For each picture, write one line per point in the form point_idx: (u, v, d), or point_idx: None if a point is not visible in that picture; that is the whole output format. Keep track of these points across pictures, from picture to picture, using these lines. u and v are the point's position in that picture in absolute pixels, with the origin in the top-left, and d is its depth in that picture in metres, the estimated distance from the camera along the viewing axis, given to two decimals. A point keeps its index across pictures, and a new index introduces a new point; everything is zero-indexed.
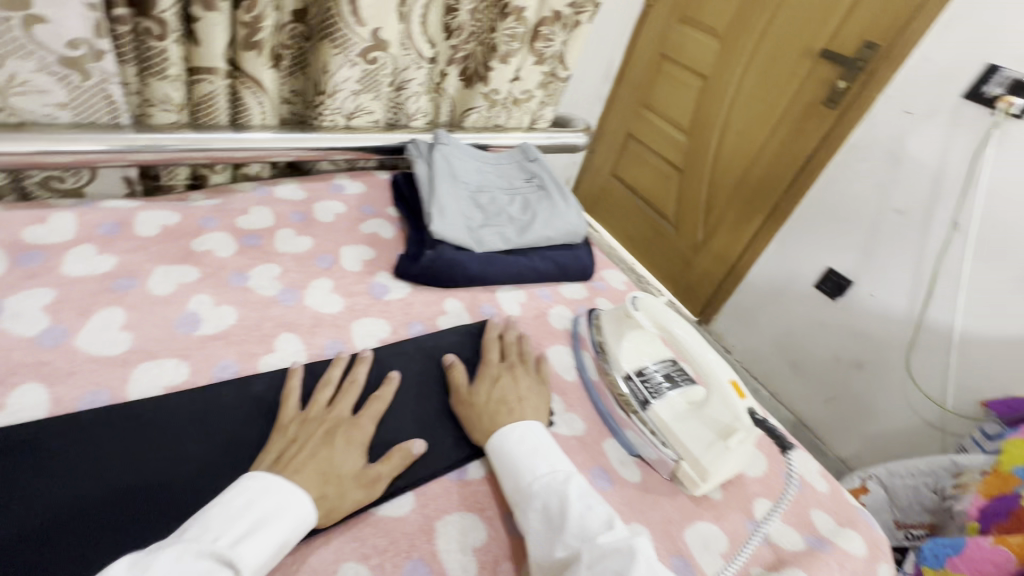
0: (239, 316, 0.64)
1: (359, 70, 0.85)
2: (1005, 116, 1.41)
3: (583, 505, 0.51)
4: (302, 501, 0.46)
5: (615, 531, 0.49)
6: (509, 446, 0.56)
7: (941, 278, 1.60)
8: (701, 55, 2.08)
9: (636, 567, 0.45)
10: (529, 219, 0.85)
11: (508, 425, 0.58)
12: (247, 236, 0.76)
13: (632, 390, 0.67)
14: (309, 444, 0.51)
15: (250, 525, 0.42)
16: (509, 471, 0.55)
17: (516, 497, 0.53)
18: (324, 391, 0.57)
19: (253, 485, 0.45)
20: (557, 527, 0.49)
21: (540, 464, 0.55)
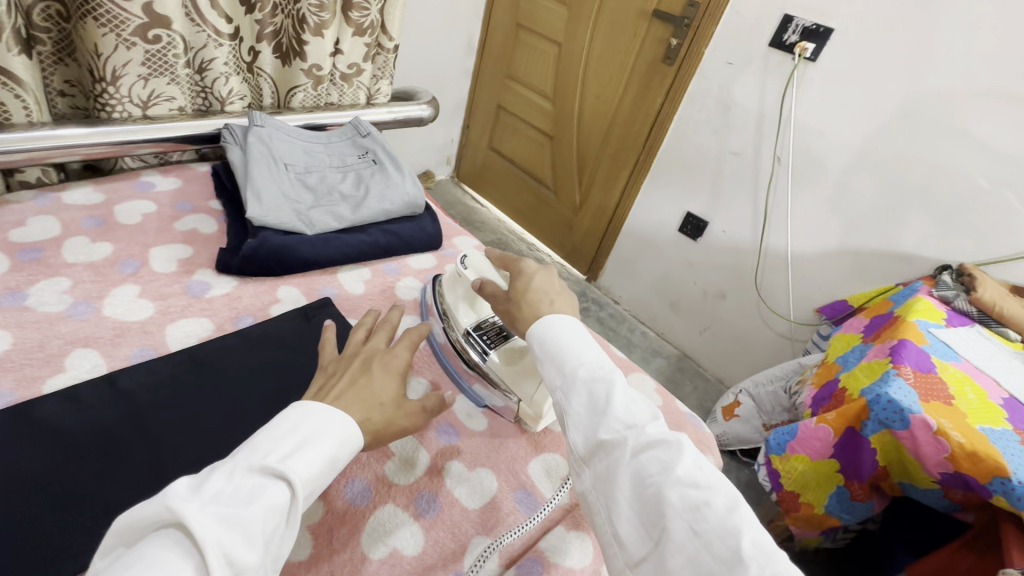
0: (14, 339, 0.56)
1: (141, 52, 0.77)
2: (803, 60, 1.62)
3: (629, 395, 0.45)
4: (347, 423, 0.44)
5: (660, 422, 0.44)
6: (549, 333, 0.51)
7: (773, 208, 1.82)
8: (551, 21, 2.13)
9: (684, 459, 0.41)
10: (363, 195, 0.83)
11: (548, 315, 0.53)
12: (23, 250, 0.66)
13: (473, 344, 0.68)
14: (347, 375, 0.50)
15: (297, 444, 0.40)
16: (553, 355, 0.49)
17: (558, 380, 0.47)
18: (359, 334, 0.57)
19: (302, 408, 0.43)
20: (602, 410, 0.44)
21: (587, 352, 0.48)
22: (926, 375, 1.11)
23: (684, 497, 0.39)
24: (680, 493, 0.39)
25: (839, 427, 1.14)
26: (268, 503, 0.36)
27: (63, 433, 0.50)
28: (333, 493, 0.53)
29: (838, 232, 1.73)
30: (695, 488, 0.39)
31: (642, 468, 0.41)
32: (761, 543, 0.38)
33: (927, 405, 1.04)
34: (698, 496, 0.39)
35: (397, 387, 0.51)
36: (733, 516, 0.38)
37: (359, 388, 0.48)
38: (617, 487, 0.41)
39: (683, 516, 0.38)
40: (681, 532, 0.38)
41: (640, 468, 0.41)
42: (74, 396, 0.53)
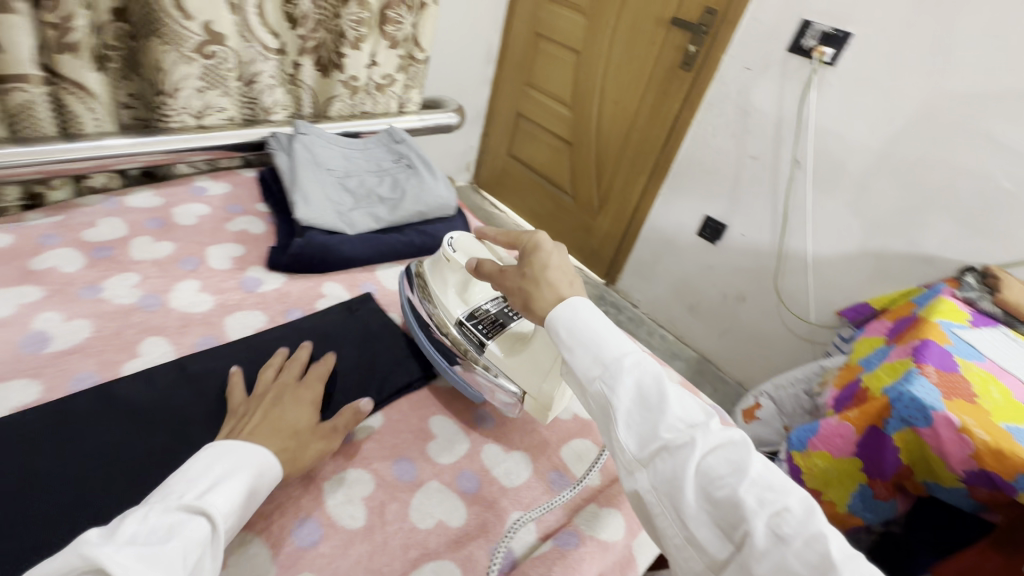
0: (94, 328, 0.62)
1: (199, 67, 0.83)
2: (822, 64, 1.64)
3: (680, 392, 0.46)
4: (260, 455, 0.48)
5: (719, 421, 0.44)
6: (588, 328, 0.50)
7: (793, 211, 1.84)
8: (570, 30, 2.18)
9: (754, 460, 0.41)
10: (399, 197, 0.89)
11: (575, 300, 0.53)
12: (96, 249, 0.72)
13: (467, 334, 0.67)
14: (256, 416, 0.53)
15: (213, 481, 0.44)
16: (592, 350, 0.49)
17: (598, 371, 0.47)
18: (267, 373, 0.60)
19: (215, 449, 0.46)
20: (658, 408, 0.44)
21: (627, 346, 0.49)
22: (950, 374, 1.12)
23: (762, 500, 0.39)
24: (757, 495, 0.39)
25: (861, 424, 1.17)
26: (188, 536, 0.39)
27: (137, 413, 0.56)
28: (382, 471, 0.57)
29: (858, 234, 1.73)
30: (771, 491, 0.40)
31: (711, 469, 0.41)
32: (844, 546, 0.38)
33: (949, 403, 1.05)
34: (775, 499, 0.39)
35: (310, 414, 0.56)
36: (814, 519, 0.39)
37: (270, 419, 0.53)
38: (685, 487, 0.41)
39: (763, 518, 0.38)
40: (764, 536, 0.38)
41: (709, 470, 0.41)
42: (149, 379, 0.59)
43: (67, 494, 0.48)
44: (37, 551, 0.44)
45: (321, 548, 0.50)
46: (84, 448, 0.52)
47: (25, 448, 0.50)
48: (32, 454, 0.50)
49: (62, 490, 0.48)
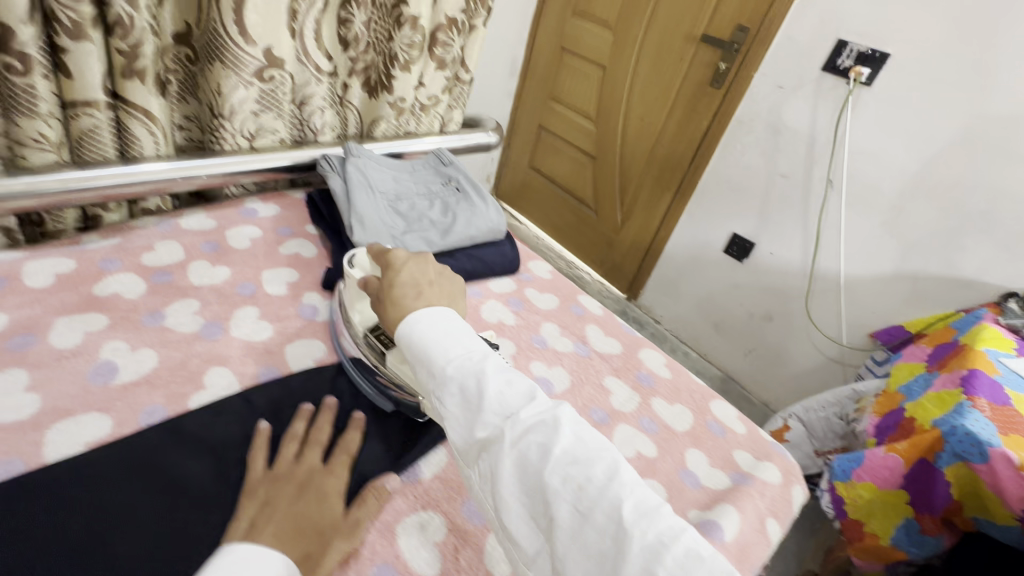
0: (160, 357, 0.61)
1: (256, 90, 0.83)
2: (858, 84, 1.62)
3: (501, 381, 0.47)
4: (283, 567, 0.43)
5: (536, 402, 0.46)
6: (419, 334, 0.51)
7: (825, 231, 1.81)
8: (597, 45, 2.18)
9: (561, 438, 0.43)
10: (451, 221, 0.88)
11: (418, 313, 0.54)
12: (155, 273, 0.72)
13: (371, 345, 0.65)
14: (284, 502, 0.49)
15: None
16: (422, 358, 0.50)
17: (430, 383, 0.49)
18: (290, 446, 0.55)
19: (235, 562, 0.42)
20: (476, 406, 0.45)
21: (454, 348, 0.50)
22: (1003, 407, 1.10)
23: (566, 479, 0.41)
24: (561, 474, 0.41)
25: (910, 457, 1.13)
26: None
27: (210, 447, 0.55)
28: (451, 513, 0.56)
29: (893, 256, 1.70)
30: (576, 464, 0.42)
31: (523, 456, 0.43)
32: (639, 503, 0.41)
33: (1006, 438, 1.02)
34: (577, 472, 0.42)
35: (337, 506, 0.51)
36: (613, 484, 0.41)
37: (295, 512, 0.48)
38: (504, 481, 0.42)
39: (566, 497, 0.41)
40: (566, 514, 0.40)
41: (523, 456, 0.43)
42: (218, 413, 0.58)
43: (147, 533, 0.47)
44: None
45: None
46: (160, 484, 0.51)
47: (102, 484, 0.49)
48: (110, 490, 0.49)
49: (142, 527, 0.48)
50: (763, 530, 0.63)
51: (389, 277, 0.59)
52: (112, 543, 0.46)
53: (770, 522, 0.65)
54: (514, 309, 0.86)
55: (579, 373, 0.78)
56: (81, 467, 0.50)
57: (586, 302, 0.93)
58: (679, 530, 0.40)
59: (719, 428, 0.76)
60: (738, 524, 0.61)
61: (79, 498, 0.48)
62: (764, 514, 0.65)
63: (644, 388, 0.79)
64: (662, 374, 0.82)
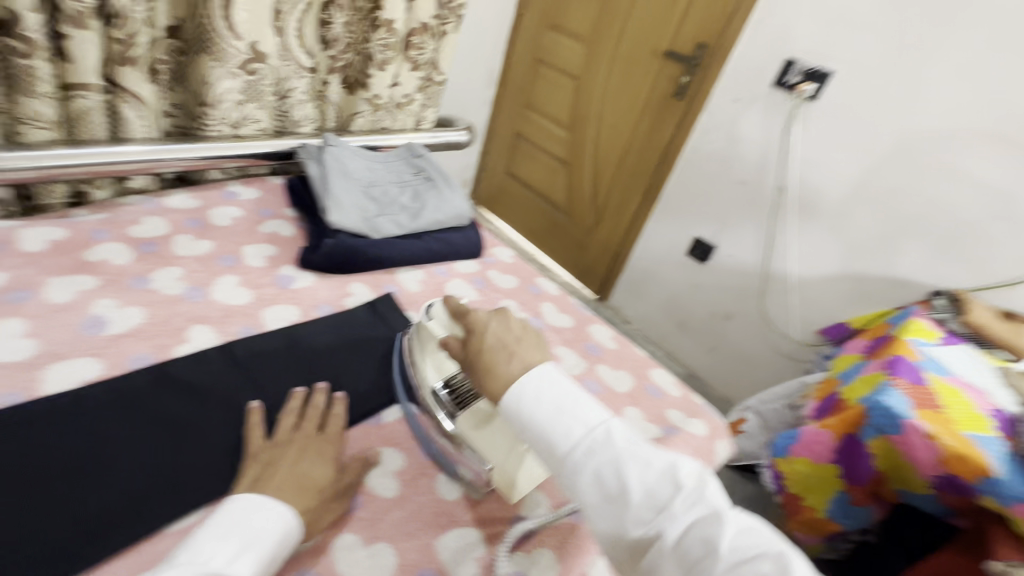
0: (146, 315, 0.68)
1: (242, 81, 0.90)
2: (804, 99, 1.76)
3: (639, 465, 0.43)
4: (286, 514, 0.49)
5: (684, 488, 0.42)
6: (527, 409, 0.48)
7: (777, 234, 1.95)
8: (570, 57, 2.30)
9: (724, 532, 0.39)
10: (420, 207, 0.97)
11: (520, 381, 0.49)
12: (142, 244, 0.78)
13: (441, 405, 0.64)
14: (284, 463, 0.54)
15: (240, 544, 0.44)
16: (540, 440, 0.47)
17: (558, 467, 0.45)
18: (286, 422, 0.60)
19: (240, 509, 0.47)
20: (619, 500, 0.42)
21: (575, 427, 0.46)
22: (920, 386, 1.21)
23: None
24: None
25: (839, 432, 1.25)
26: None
27: (195, 386, 0.62)
28: (411, 450, 0.65)
29: (838, 258, 1.84)
30: (750, 565, 0.38)
31: (686, 554, 0.40)
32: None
33: (919, 412, 1.13)
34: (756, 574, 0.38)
35: (328, 467, 0.56)
36: None
37: (295, 470, 0.54)
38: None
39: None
40: None
41: (684, 555, 0.40)
42: (200, 362, 0.64)
43: (140, 457, 0.54)
44: (122, 505, 0.51)
45: (362, 513, 0.56)
46: (150, 417, 0.58)
47: (99, 417, 0.56)
48: (106, 421, 0.56)
49: (137, 453, 0.55)
50: None
51: (474, 340, 0.56)
52: (110, 466, 0.53)
53: None
54: (477, 287, 0.95)
55: None
56: (80, 400, 0.56)
57: (544, 283, 1.02)
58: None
59: (656, 391, 0.85)
60: None
61: (78, 427, 0.54)
62: (688, 459, 0.74)
63: (591, 356, 0.88)
64: (608, 345, 0.91)
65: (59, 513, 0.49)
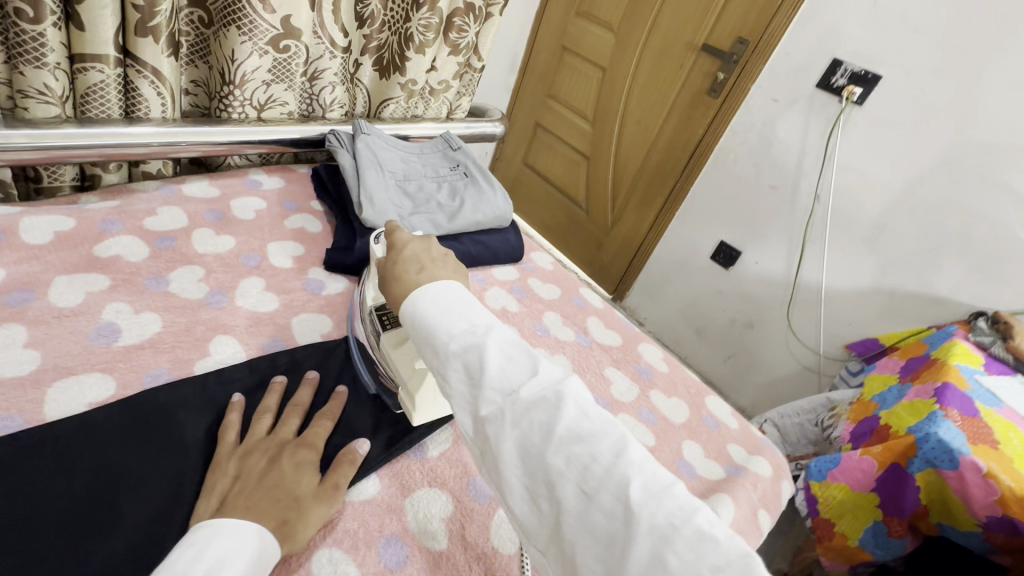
0: (164, 322, 0.60)
1: (270, 59, 0.82)
2: (850, 103, 1.67)
3: (503, 355, 0.44)
4: (258, 532, 0.42)
5: (539, 376, 0.43)
6: (421, 307, 0.49)
7: (810, 242, 1.86)
8: (598, 46, 2.19)
9: (566, 416, 0.40)
10: (458, 205, 0.89)
11: (421, 288, 0.51)
12: (158, 238, 0.70)
13: (371, 322, 0.64)
14: (253, 476, 0.48)
15: (204, 572, 0.38)
16: (422, 332, 0.47)
17: (431, 357, 0.46)
18: (262, 420, 0.53)
19: (201, 534, 0.41)
20: (478, 381, 0.43)
21: (455, 322, 0.47)
22: (973, 418, 1.15)
23: (570, 458, 0.39)
24: (566, 453, 0.39)
25: (884, 461, 1.16)
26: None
27: (217, 410, 0.54)
28: (458, 491, 0.56)
29: (872, 271, 1.76)
30: (579, 443, 0.39)
31: (526, 437, 0.40)
32: (646, 482, 0.38)
33: (974, 447, 1.07)
34: (583, 451, 0.39)
35: (312, 476, 0.50)
36: (620, 462, 0.39)
37: (266, 485, 0.47)
38: (504, 461, 0.40)
39: (572, 477, 0.38)
40: (572, 497, 0.38)
41: (526, 437, 0.40)
42: (222, 381, 0.57)
43: (155, 498, 0.47)
44: (135, 557, 0.43)
45: (407, 568, 0.48)
46: (168, 446, 0.50)
47: (107, 445, 0.48)
48: (117, 453, 0.48)
49: (151, 491, 0.47)
50: (755, 520, 0.66)
51: (392, 255, 0.59)
52: (122, 507, 0.45)
53: (761, 512, 0.67)
54: (517, 297, 0.87)
55: (579, 362, 0.79)
56: (86, 428, 0.48)
57: (587, 295, 0.95)
58: (690, 509, 0.37)
59: (713, 422, 0.78)
60: (732, 513, 0.64)
61: (83, 459, 0.47)
62: (756, 505, 0.67)
63: (643, 380, 0.80)
64: (659, 368, 0.84)
65: (57, 568, 0.40)
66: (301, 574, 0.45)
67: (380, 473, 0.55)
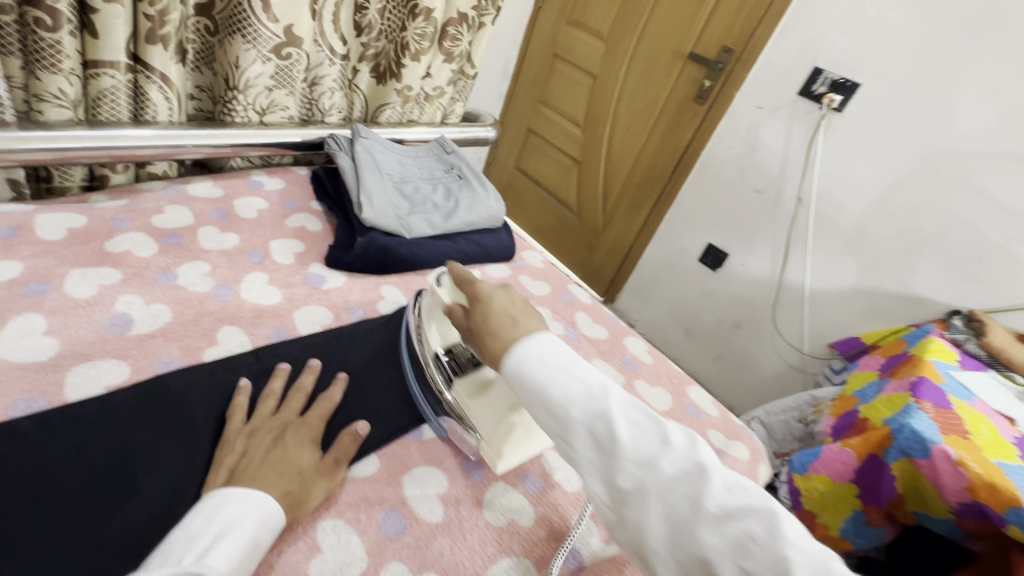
0: (174, 313, 0.63)
1: (273, 66, 0.86)
2: (830, 110, 1.73)
3: (631, 424, 0.44)
4: (263, 499, 0.46)
5: (672, 446, 0.43)
6: (527, 365, 0.47)
7: (793, 244, 1.92)
8: (589, 54, 2.25)
9: (711, 489, 0.40)
10: (453, 206, 0.93)
11: (520, 342, 0.49)
12: (166, 235, 0.74)
13: (440, 369, 0.65)
14: (259, 452, 0.51)
15: (213, 537, 0.42)
16: (535, 395, 0.46)
17: (551, 423, 0.46)
18: (267, 403, 0.57)
19: (211, 502, 0.45)
20: (611, 452, 0.43)
21: (572, 384, 0.46)
22: (945, 411, 1.21)
23: (726, 536, 0.39)
24: (719, 530, 0.39)
25: (862, 451, 1.23)
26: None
27: (224, 394, 0.58)
28: (453, 470, 0.60)
29: (853, 272, 1.82)
30: (731, 519, 0.39)
31: (672, 510, 0.41)
32: (809, 562, 0.38)
33: (946, 437, 1.12)
34: (735, 527, 0.39)
35: (312, 452, 0.54)
36: (774, 538, 0.39)
37: (272, 460, 0.51)
38: (649, 533, 0.41)
39: (729, 556, 0.39)
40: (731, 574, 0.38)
41: (673, 512, 0.40)
42: (229, 367, 0.60)
43: (170, 473, 0.50)
44: (152, 526, 0.46)
45: (405, 538, 0.52)
46: (180, 427, 0.53)
47: (123, 425, 0.51)
48: (133, 432, 0.51)
49: (166, 466, 0.50)
50: None
51: (480, 308, 0.55)
52: (139, 481, 0.48)
53: None
54: None
55: None
56: (103, 409, 0.52)
57: (576, 291, 0.99)
58: None
59: (696, 410, 0.82)
60: None
61: (102, 437, 0.50)
62: None
63: (629, 371, 0.84)
64: (645, 360, 0.88)
65: (81, 536, 0.44)
66: (307, 541, 0.49)
67: (379, 452, 0.59)
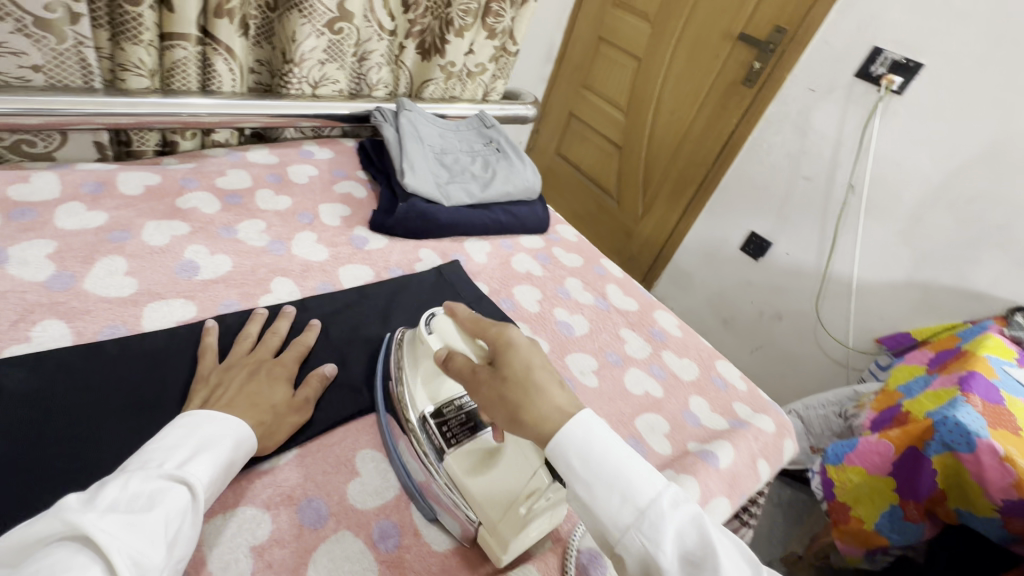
0: (233, 264, 0.70)
1: (325, 40, 0.91)
2: (889, 92, 1.64)
3: (718, 534, 0.42)
4: (241, 427, 0.49)
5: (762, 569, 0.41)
6: (601, 447, 0.44)
7: (842, 234, 1.84)
8: (634, 36, 2.22)
9: None
10: (490, 177, 0.96)
11: (582, 416, 0.45)
12: (228, 195, 0.80)
13: (429, 435, 0.55)
14: (235, 382, 0.54)
15: (192, 451, 0.44)
16: (614, 483, 0.43)
17: (629, 517, 0.42)
18: (242, 344, 0.60)
19: (188, 420, 0.47)
20: (703, 560, 0.40)
21: (652, 478, 0.43)
22: (995, 405, 1.15)
23: None
24: None
25: (901, 444, 1.19)
26: (170, 504, 0.40)
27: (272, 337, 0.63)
28: None
29: (907, 264, 1.72)
30: None
31: None
32: None
33: (994, 432, 1.07)
34: None
35: (284, 389, 0.57)
36: None
37: (248, 389, 0.54)
38: None
39: None
40: None
41: None
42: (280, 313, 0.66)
43: None
44: None
45: None
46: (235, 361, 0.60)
47: (188, 353, 0.58)
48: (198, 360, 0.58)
49: None
50: (754, 467, 0.70)
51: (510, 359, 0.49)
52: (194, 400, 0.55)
53: (761, 462, 0.72)
54: (542, 262, 0.94)
55: (596, 321, 0.85)
56: (175, 337, 0.59)
57: (608, 265, 1.00)
58: None
59: (722, 382, 0.83)
60: (731, 457, 0.69)
61: (170, 361, 0.57)
62: (756, 454, 0.72)
63: (655, 342, 0.86)
64: (673, 333, 0.89)
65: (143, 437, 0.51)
66: (349, 466, 0.55)
67: None
